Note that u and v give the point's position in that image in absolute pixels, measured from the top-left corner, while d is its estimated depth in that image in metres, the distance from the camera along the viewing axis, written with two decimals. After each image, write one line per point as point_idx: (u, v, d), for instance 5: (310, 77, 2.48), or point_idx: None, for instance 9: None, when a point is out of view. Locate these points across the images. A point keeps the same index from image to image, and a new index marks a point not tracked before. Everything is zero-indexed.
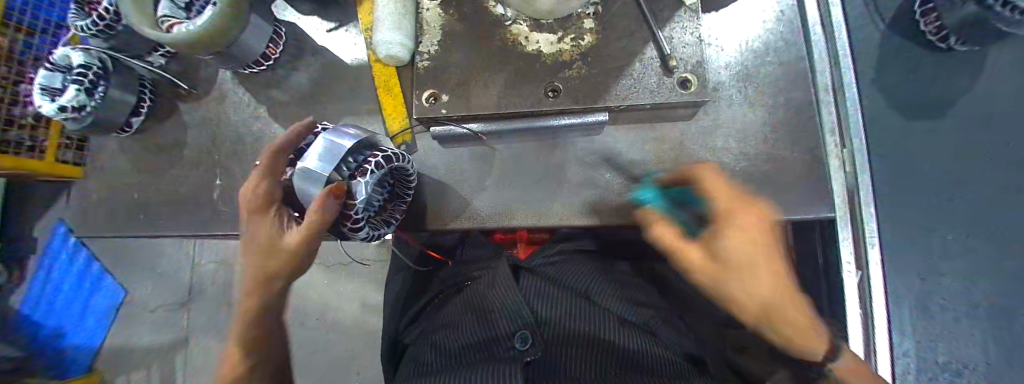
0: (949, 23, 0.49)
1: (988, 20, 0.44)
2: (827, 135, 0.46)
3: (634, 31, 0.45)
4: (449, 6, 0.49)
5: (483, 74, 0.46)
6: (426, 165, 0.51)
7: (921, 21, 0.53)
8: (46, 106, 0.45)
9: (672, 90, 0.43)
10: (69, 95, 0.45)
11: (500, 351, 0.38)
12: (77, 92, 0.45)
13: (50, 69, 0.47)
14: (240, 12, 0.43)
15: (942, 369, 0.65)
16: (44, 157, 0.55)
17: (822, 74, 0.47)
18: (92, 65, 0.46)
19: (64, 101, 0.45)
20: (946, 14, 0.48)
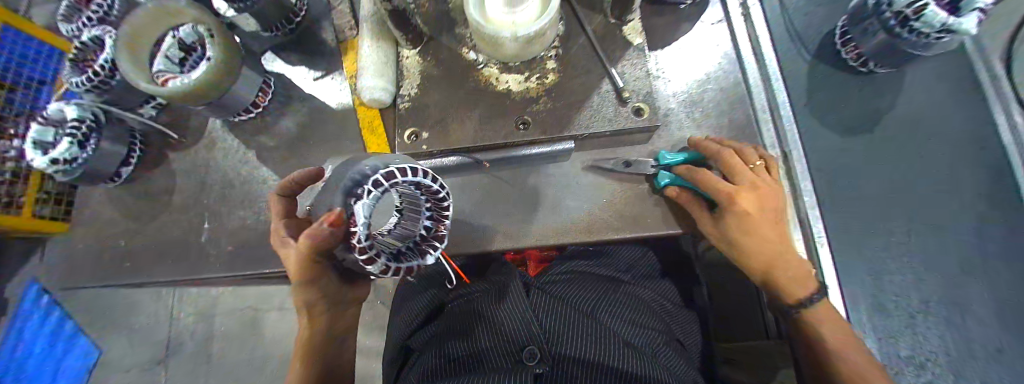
0: (864, 49, 0.56)
1: (899, 46, 0.51)
2: (768, 149, 0.51)
3: (591, 69, 0.51)
4: (426, 53, 0.54)
5: (459, 111, 0.51)
6: None
7: (843, 52, 0.61)
8: (37, 160, 0.47)
9: (628, 118, 0.49)
10: (59, 148, 0.47)
11: (507, 361, 0.40)
12: (70, 144, 0.47)
13: (42, 124, 0.49)
14: (231, 66, 0.47)
15: (906, 363, 0.63)
16: (22, 212, 0.54)
17: (758, 97, 0.53)
18: (85, 118, 0.48)
19: (56, 153, 0.46)
20: (863, 43, 0.56)
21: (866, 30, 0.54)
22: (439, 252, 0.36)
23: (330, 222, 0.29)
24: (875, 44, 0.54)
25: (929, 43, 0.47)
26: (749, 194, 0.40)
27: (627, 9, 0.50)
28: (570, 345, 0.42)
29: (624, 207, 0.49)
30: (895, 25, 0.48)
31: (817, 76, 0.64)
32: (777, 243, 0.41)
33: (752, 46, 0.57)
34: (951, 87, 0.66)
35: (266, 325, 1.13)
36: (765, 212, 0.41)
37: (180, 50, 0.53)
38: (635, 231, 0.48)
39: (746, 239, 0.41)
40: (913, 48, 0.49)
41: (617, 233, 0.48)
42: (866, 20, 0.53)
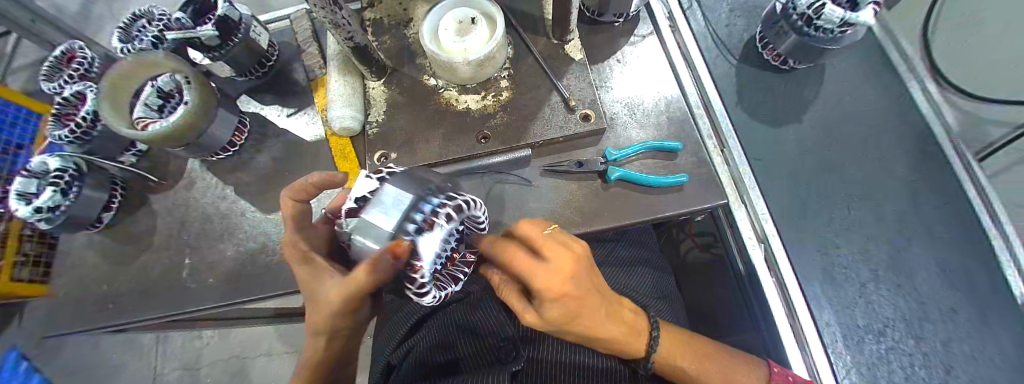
0: (782, 49, 0.63)
1: (812, 45, 0.56)
2: (706, 140, 0.56)
3: (539, 84, 0.57)
4: (391, 83, 0.59)
5: (423, 132, 0.56)
6: None
7: (767, 56, 0.69)
8: (21, 209, 0.48)
9: (576, 123, 0.54)
10: (43, 197, 0.49)
11: (488, 360, 0.43)
12: (53, 192, 0.49)
13: (27, 176, 0.51)
14: (207, 110, 0.51)
15: (865, 331, 0.66)
16: (1, 275, 0.53)
17: (691, 95, 0.59)
18: (68, 167, 0.50)
19: (39, 202, 0.48)
20: (780, 45, 0.63)
21: (779, 32, 0.61)
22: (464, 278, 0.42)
23: (397, 254, 0.24)
24: (788, 44, 0.61)
25: (834, 38, 0.53)
26: (579, 283, 0.28)
27: (566, 31, 0.56)
28: (540, 344, 0.46)
29: (582, 203, 0.53)
30: (804, 27, 0.54)
31: (748, 74, 0.72)
32: (615, 319, 0.34)
33: (683, 53, 0.64)
34: (865, 74, 0.74)
35: (253, 372, 1.12)
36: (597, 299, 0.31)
37: (159, 97, 0.55)
38: (593, 225, 0.51)
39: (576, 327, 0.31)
40: (825, 43, 0.54)
41: (577, 227, 0.51)
42: (778, 25, 0.60)
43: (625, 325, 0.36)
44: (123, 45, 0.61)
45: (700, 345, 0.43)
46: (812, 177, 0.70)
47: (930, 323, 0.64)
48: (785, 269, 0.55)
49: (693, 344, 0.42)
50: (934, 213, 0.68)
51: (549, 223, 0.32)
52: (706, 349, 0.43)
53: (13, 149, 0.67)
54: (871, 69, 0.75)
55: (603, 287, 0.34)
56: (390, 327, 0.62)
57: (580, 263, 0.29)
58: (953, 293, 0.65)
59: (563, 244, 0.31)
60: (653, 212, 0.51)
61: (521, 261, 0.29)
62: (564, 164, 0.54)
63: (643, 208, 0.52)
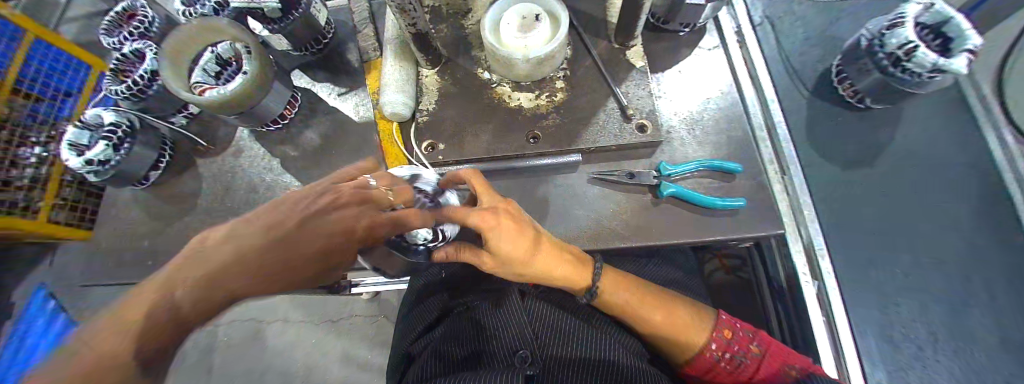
0: (861, 87, 0.57)
1: (893, 86, 0.51)
2: (767, 165, 0.54)
3: (596, 88, 0.55)
4: (443, 73, 0.59)
5: (473, 125, 0.55)
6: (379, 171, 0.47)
7: (840, 88, 0.62)
8: (74, 160, 0.50)
9: (632, 133, 0.52)
10: (96, 150, 0.51)
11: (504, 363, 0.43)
12: (106, 146, 0.51)
13: (81, 126, 0.54)
14: (264, 82, 0.52)
15: None
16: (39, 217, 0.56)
17: (755, 116, 0.57)
18: (121, 123, 0.53)
19: (91, 155, 0.50)
20: (857, 80, 0.57)
21: (860, 69, 0.55)
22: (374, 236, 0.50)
23: None
24: (870, 83, 0.55)
25: (922, 82, 0.47)
26: (509, 222, 0.39)
27: (630, 36, 0.54)
28: (561, 352, 0.45)
29: (629, 216, 0.50)
30: (889, 67, 0.49)
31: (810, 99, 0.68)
32: (557, 257, 0.43)
33: (748, 70, 0.60)
34: (940, 112, 0.69)
35: (270, 336, 1.17)
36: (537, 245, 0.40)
37: (218, 64, 0.57)
38: (642, 241, 0.49)
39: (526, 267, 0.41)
40: (909, 87, 0.49)
41: (623, 241, 0.49)
42: (860, 61, 0.54)
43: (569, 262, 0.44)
44: (185, 8, 0.62)
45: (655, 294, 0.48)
46: (873, 216, 0.65)
47: None
48: (839, 311, 0.51)
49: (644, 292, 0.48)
50: (996, 269, 0.63)
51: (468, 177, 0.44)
52: (659, 299, 0.48)
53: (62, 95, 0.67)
54: (947, 108, 0.69)
55: (540, 231, 0.42)
56: (413, 317, 0.62)
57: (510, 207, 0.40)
58: (1008, 359, 0.61)
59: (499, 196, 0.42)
60: (706, 235, 0.49)
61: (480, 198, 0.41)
62: (615, 173, 0.52)
63: (696, 229, 0.49)
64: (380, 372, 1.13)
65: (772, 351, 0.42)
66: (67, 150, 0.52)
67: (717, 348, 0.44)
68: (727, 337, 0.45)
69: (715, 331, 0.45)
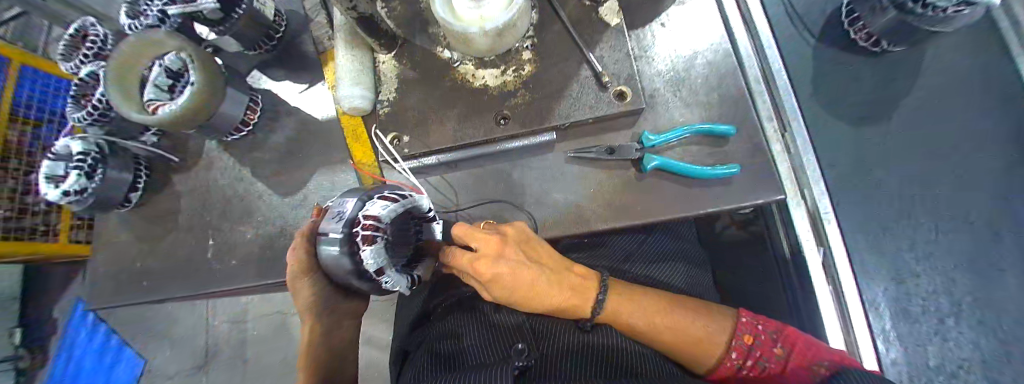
0: (874, 28, 0.50)
1: (911, 24, 0.44)
2: (765, 122, 0.49)
3: (567, 56, 0.49)
4: (401, 57, 0.54)
5: (438, 111, 0.51)
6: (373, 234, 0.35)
7: (850, 31, 0.55)
8: (52, 193, 0.50)
9: (609, 103, 0.47)
10: (70, 180, 0.50)
11: (498, 356, 0.38)
12: (78, 176, 0.50)
13: (54, 159, 0.54)
14: (215, 90, 0.49)
15: (935, 373, 0.62)
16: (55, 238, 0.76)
17: (751, 69, 0.51)
18: (90, 151, 0.51)
19: (67, 186, 0.50)
20: (870, 22, 0.49)
21: (875, 9, 0.47)
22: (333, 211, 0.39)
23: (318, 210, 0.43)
24: (886, 22, 0.47)
25: (943, 19, 0.40)
26: (508, 264, 0.39)
27: None
28: (562, 342, 0.41)
29: (610, 196, 0.47)
30: (907, 3, 0.41)
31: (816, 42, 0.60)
32: (555, 283, 0.42)
33: (742, 15, 0.53)
34: (956, 47, 0.63)
35: (292, 330, 1.23)
36: (537, 281, 0.41)
37: (168, 77, 0.54)
38: (626, 221, 0.45)
39: (526, 300, 0.42)
40: (930, 26, 0.42)
41: (605, 222, 0.46)
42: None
43: (571, 289, 0.43)
44: (129, 19, 0.58)
45: (660, 302, 0.44)
46: None
47: (1005, 358, 0.59)
48: (847, 279, 0.47)
49: (647, 301, 0.44)
50: (1011, 214, 0.60)
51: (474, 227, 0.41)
52: (668, 309, 0.44)
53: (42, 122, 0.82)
54: (969, 41, 0.62)
55: (538, 259, 0.42)
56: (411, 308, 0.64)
57: (504, 247, 0.40)
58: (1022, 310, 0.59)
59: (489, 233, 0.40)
60: (697, 208, 0.45)
61: (474, 246, 0.40)
62: (594, 150, 0.47)
63: (690, 200, 0.45)
64: None
65: (796, 349, 0.38)
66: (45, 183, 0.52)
67: (733, 355, 0.40)
68: (745, 341, 0.40)
69: (734, 339, 0.41)
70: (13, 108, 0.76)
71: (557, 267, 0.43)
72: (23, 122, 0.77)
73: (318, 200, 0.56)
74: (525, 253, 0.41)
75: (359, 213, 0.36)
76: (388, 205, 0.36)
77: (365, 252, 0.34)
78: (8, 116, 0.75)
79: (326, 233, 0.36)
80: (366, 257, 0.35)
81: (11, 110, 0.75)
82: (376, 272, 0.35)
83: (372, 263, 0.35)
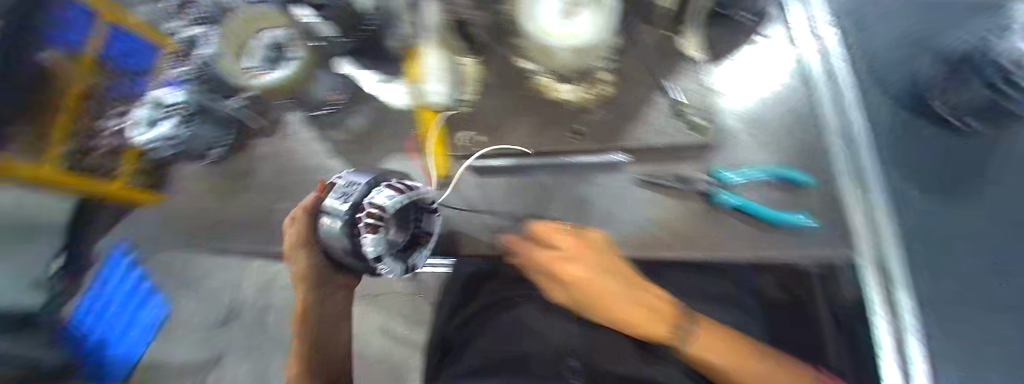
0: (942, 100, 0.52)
1: None
2: (841, 178, 0.47)
3: (646, 83, 0.51)
4: (484, 61, 0.57)
5: (517, 118, 0.54)
6: (378, 218, 0.39)
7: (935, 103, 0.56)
8: (150, 134, 0.57)
9: (683, 133, 0.49)
10: (168, 126, 0.57)
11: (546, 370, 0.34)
12: (176, 125, 0.57)
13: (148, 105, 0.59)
14: (313, 69, 0.59)
15: None
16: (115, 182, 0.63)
17: (828, 121, 0.49)
18: (186, 107, 0.56)
19: (165, 131, 0.56)
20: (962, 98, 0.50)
21: None
22: (343, 186, 0.44)
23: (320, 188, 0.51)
24: None
25: None
26: (583, 270, 0.41)
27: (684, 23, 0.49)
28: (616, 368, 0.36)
29: (676, 225, 0.48)
30: None
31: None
32: (631, 299, 0.40)
33: (825, 64, 0.51)
34: None
35: None
36: (612, 287, 0.40)
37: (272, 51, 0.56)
38: (686, 249, 0.47)
39: (598, 308, 0.40)
40: None
41: (668, 249, 0.47)
42: None
43: (648, 309, 0.39)
44: None
45: (743, 345, 0.37)
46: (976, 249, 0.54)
47: None
48: None
49: (730, 339, 0.37)
50: None
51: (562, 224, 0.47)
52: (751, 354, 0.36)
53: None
54: None
55: (613, 272, 0.42)
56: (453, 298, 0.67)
57: (581, 254, 0.42)
58: None
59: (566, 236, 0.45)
60: (761, 250, 0.46)
61: (543, 252, 0.44)
62: (665, 177, 0.49)
63: (756, 242, 0.46)
64: None
65: None
66: (139, 126, 0.59)
67: None
68: None
69: None
70: (103, 60, 0.61)
71: (633, 283, 0.42)
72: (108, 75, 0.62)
73: None
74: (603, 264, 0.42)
75: (365, 200, 0.41)
76: (394, 196, 0.39)
77: (365, 239, 0.39)
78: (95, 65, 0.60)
79: (333, 210, 0.43)
80: (366, 243, 0.39)
81: (100, 61, 0.61)
82: (373, 259, 0.40)
83: (373, 250, 0.39)
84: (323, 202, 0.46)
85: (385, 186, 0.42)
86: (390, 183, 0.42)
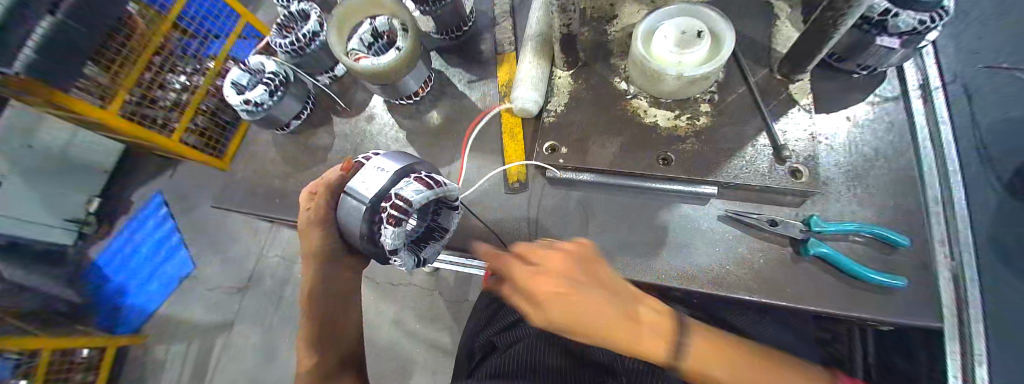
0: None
1: None
2: (935, 241, 0.46)
3: (747, 121, 0.50)
4: (578, 76, 0.58)
5: (603, 135, 0.53)
6: (405, 215, 0.40)
7: None
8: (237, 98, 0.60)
9: (783, 177, 0.47)
10: (257, 93, 0.60)
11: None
12: (264, 91, 0.60)
13: (245, 70, 0.65)
14: (412, 62, 0.55)
15: None
16: None
17: (932, 187, 0.48)
18: (279, 73, 0.61)
19: (252, 96, 0.59)
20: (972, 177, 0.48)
21: None
22: (369, 173, 0.43)
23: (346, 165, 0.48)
24: None
25: None
26: (560, 276, 0.35)
27: (799, 70, 0.50)
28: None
29: (762, 269, 0.46)
30: None
31: (978, 180, 0.61)
32: (622, 317, 0.35)
33: (930, 130, 0.51)
34: None
35: None
36: (601, 299, 0.35)
37: (371, 35, 0.61)
38: (772, 298, 0.44)
39: (582, 326, 0.34)
40: None
41: (750, 293, 0.44)
42: None
43: (643, 325, 0.35)
44: None
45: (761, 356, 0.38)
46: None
47: None
48: None
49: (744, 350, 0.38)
50: None
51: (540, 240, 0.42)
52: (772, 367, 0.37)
53: (210, 37, 0.90)
54: None
55: (604, 282, 0.37)
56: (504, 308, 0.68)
57: (567, 260, 0.36)
58: None
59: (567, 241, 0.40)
60: (857, 311, 0.42)
61: (535, 248, 0.39)
62: (755, 217, 0.48)
63: (848, 300, 0.43)
64: (423, 343, 1.21)
65: None
66: (230, 88, 0.63)
67: None
68: None
69: None
70: (179, 16, 0.85)
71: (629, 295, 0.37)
72: (181, 30, 0.86)
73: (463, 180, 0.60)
74: (588, 271, 0.37)
75: (392, 190, 0.41)
76: (422, 192, 0.40)
77: (386, 231, 0.40)
78: (174, 23, 0.85)
79: (357, 194, 0.43)
80: (386, 235, 0.41)
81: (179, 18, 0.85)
82: (390, 250, 0.41)
83: (391, 244, 0.40)
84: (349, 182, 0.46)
85: (412, 179, 0.42)
86: (419, 175, 0.42)
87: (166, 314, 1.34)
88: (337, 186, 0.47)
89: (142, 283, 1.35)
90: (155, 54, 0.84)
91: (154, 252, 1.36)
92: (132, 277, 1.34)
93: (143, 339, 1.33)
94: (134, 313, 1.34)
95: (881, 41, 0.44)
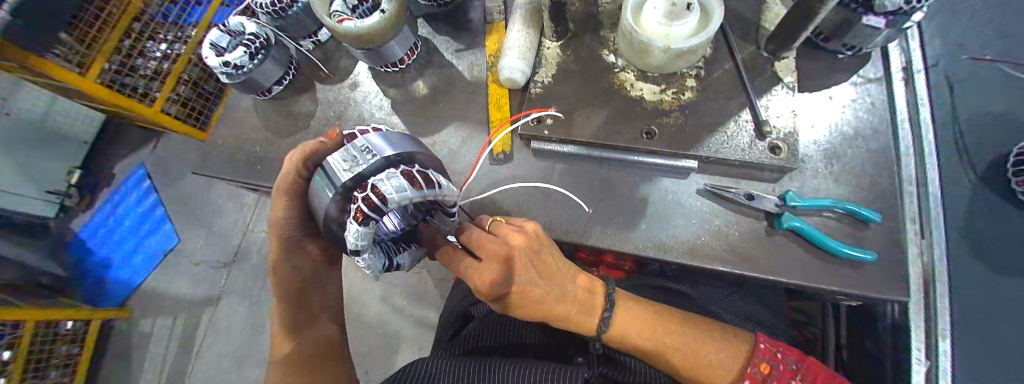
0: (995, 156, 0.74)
1: None
2: (906, 219, 0.47)
3: (731, 96, 0.50)
4: (567, 48, 0.57)
5: (589, 107, 0.53)
6: (375, 213, 0.38)
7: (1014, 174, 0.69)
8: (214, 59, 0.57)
9: (762, 152, 0.47)
10: (235, 55, 0.57)
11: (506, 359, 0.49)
12: (244, 52, 0.57)
13: (224, 32, 0.62)
14: (397, 24, 0.54)
15: None
16: None
17: (906, 168, 0.49)
18: (260, 35, 0.59)
19: (231, 58, 0.56)
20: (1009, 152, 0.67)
21: None
22: (352, 154, 0.41)
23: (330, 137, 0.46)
24: None
25: None
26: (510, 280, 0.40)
27: (786, 47, 0.49)
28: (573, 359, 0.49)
29: (737, 241, 0.47)
30: None
31: None
32: (563, 300, 0.43)
33: (910, 110, 0.52)
34: None
35: None
36: (541, 288, 0.42)
37: None
38: (746, 270, 0.45)
39: (529, 309, 0.43)
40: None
41: (723, 265, 0.45)
42: None
43: (577, 304, 0.44)
44: None
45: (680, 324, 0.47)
46: None
47: None
48: None
49: (666, 322, 0.47)
50: None
51: (497, 218, 0.46)
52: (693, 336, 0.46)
53: (192, 4, 0.87)
54: None
55: (547, 272, 0.43)
56: None
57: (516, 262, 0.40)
58: None
59: (515, 231, 0.42)
60: (827, 285, 0.43)
61: (484, 244, 0.42)
62: (733, 191, 0.48)
63: (817, 272, 0.44)
64: (409, 319, 1.22)
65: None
66: (209, 49, 0.61)
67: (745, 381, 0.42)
68: (762, 370, 0.42)
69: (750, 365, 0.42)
70: None
71: (565, 279, 0.44)
72: None
73: (446, 153, 0.60)
74: (533, 265, 0.41)
75: (372, 179, 0.39)
76: (403, 190, 0.37)
77: (351, 226, 0.38)
78: None
79: (335, 172, 0.41)
80: (351, 232, 0.38)
81: None
82: (354, 249, 0.40)
83: (354, 242, 0.39)
84: (334, 156, 0.43)
85: (398, 171, 0.39)
86: (407, 170, 0.39)
87: (149, 289, 1.33)
88: (316, 155, 0.45)
89: (125, 259, 1.34)
90: (133, 20, 0.82)
91: (138, 226, 1.35)
92: (116, 254, 1.34)
93: (128, 313, 1.31)
94: (118, 287, 1.33)
95: (865, 20, 0.44)
